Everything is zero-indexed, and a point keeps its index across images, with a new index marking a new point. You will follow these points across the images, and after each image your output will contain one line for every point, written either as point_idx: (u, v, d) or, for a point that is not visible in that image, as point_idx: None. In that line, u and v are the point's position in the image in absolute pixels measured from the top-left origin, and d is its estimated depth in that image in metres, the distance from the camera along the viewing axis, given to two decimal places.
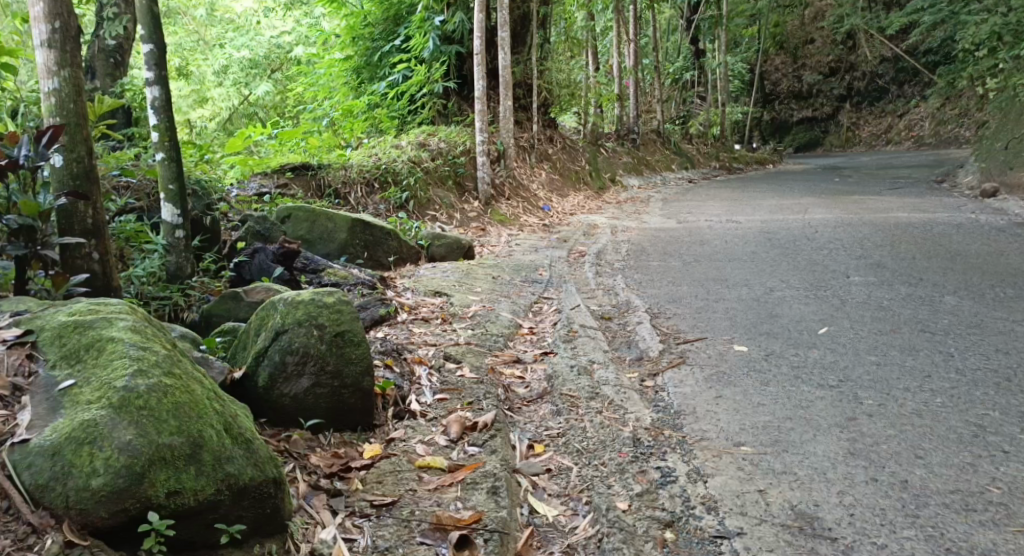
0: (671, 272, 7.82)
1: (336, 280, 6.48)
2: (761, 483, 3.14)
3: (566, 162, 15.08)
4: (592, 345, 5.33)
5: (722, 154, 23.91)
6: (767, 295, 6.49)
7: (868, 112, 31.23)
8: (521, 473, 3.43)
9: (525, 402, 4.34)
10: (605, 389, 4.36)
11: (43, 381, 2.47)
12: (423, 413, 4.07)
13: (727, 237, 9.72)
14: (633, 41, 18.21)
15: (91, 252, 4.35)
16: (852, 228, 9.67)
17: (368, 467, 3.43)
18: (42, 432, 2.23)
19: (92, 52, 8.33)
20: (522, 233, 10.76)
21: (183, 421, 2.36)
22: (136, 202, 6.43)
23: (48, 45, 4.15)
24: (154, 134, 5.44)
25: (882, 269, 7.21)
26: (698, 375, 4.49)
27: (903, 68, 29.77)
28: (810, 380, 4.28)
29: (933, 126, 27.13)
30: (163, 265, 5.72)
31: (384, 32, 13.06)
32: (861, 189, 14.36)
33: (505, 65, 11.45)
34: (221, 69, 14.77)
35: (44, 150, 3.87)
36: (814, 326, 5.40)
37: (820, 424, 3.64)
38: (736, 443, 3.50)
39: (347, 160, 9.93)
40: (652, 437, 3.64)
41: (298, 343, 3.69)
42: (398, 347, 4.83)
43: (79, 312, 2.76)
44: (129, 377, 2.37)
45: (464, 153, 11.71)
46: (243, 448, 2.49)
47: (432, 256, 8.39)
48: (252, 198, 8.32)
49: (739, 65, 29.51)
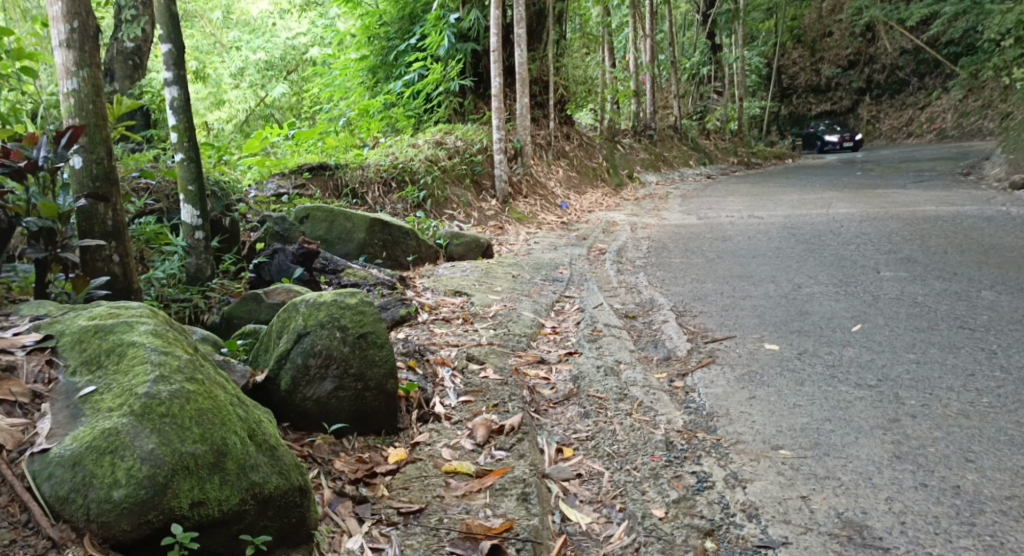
0: (693, 269, 7.70)
1: (356, 281, 6.42)
2: (804, 489, 3.02)
3: (583, 159, 14.99)
4: (617, 345, 5.21)
5: (741, 149, 23.67)
6: (796, 291, 6.35)
7: (889, 104, 30.71)
8: (550, 478, 3.33)
9: (551, 404, 4.24)
10: (634, 389, 4.26)
11: (64, 388, 2.40)
12: (447, 416, 3.99)
13: (749, 233, 9.58)
14: (649, 36, 18.06)
15: (111, 255, 4.31)
16: (878, 222, 9.51)
17: (394, 472, 3.36)
18: (62, 441, 2.15)
19: (111, 54, 8.31)
20: (541, 231, 10.67)
21: (207, 428, 2.28)
22: (156, 203, 6.41)
23: (67, 45, 4.11)
24: (173, 135, 5.40)
25: (913, 264, 7.06)
26: (728, 375, 4.38)
27: (924, 59, 29.20)
28: (847, 380, 4.16)
29: (957, 118, 26.32)
30: (183, 267, 5.68)
31: (399, 31, 13.00)
32: (885, 182, 14.16)
33: (522, 62, 11.35)
34: (238, 71, 14.85)
35: (64, 151, 3.82)
36: (846, 323, 5.27)
37: (861, 426, 3.53)
38: (774, 446, 3.39)
39: (363, 160, 9.88)
40: (686, 440, 3.54)
41: (321, 346, 3.63)
42: (421, 348, 4.75)
43: (99, 316, 2.69)
44: (152, 383, 2.30)
45: (481, 152, 11.64)
46: (267, 456, 2.42)
47: (451, 256, 8.31)
48: (270, 199, 8.30)
49: (756, 59, 29.34)
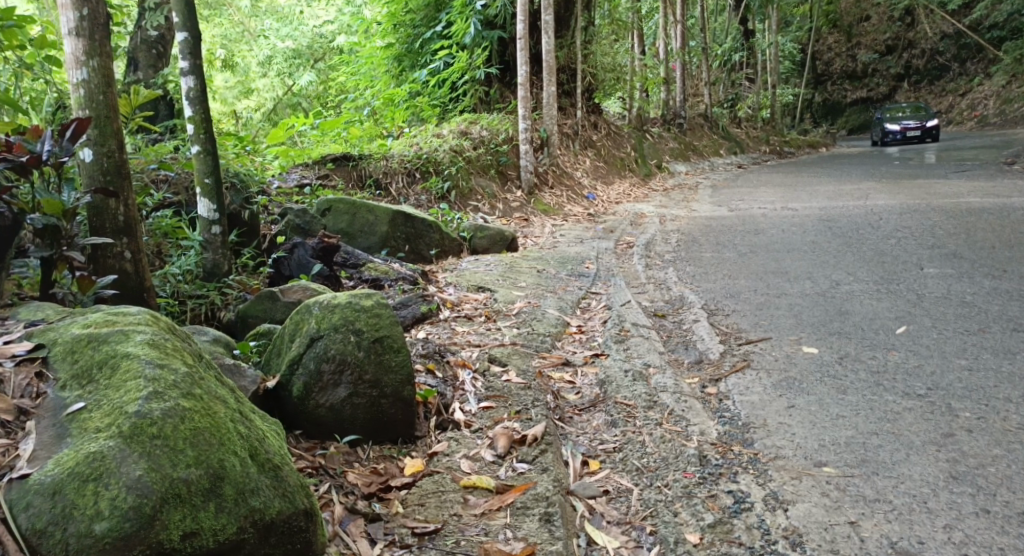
0: (725, 264, 7.42)
1: (376, 275, 6.25)
2: (852, 513, 2.79)
3: (611, 149, 14.73)
4: (646, 346, 4.98)
5: (773, 137, 23.21)
6: (834, 289, 6.07)
7: (928, 90, 29.77)
8: (575, 495, 3.11)
9: (576, 411, 4.03)
10: (664, 396, 4.02)
11: (52, 404, 2.24)
12: (467, 423, 3.79)
13: (783, 226, 9.27)
14: (681, 22, 17.65)
15: (122, 252, 4.18)
16: (919, 214, 9.15)
17: (410, 486, 3.18)
18: (43, 466, 1.98)
19: (134, 43, 8.19)
20: (567, 223, 10.45)
21: (202, 450, 2.11)
22: (174, 196, 6.25)
23: (76, 34, 3.96)
24: (189, 127, 5.25)
25: (958, 261, 6.72)
26: (765, 382, 4.12)
27: (966, 44, 28.19)
28: (893, 388, 3.89)
29: (999, 105, 25.26)
30: (200, 262, 5.53)
31: (425, 18, 12.73)
32: (924, 172, 13.70)
33: (549, 50, 11.09)
34: (266, 60, 14.79)
35: (69, 145, 3.68)
36: (890, 325, 4.98)
37: (912, 441, 3.28)
38: (817, 462, 3.15)
39: (388, 150, 9.71)
40: (721, 454, 3.31)
41: (334, 351, 3.45)
42: (440, 349, 4.56)
43: (94, 324, 2.53)
44: (143, 401, 2.12)
45: (506, 141, 11.44)
46: (270, 477, 2.25)
47: (474, 249, 8.12)
48: (293, 190, 8.17)
49: (790, 45, 28.71)
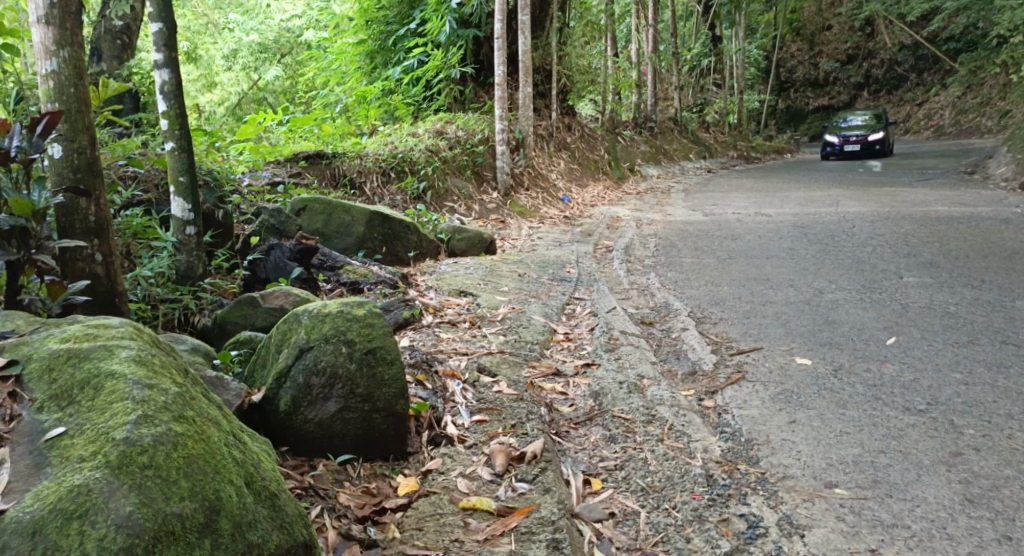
0: (706, 270, 7.35)
1: (355, 279, 6.06)
2: (871, 540, 2.70)
3: (585, 151, 14.63)
4: (638, 356, 4.84)
5: (740, 143, 23.33)
6: (819, 297, 6.01)
7: (887, 100, 30.22)
8: (580, 518, 2.98)
9: (572, 425, 3.90)
10: (661, 410, 3.89)
11: (28, 428, 2.03)
12: (461, 439, 3.63)
13: (760, 231, 9.25)
14: (652, 26, 17.62)
15: (93, 254, 3.95)
16: (892, 222, 9.20)
17: (405, 508, 3.01)
18: (21, 501, 1.78)
19: (98, 33, 7.86)
20: (544, 226, 10.33)
21: (197, 480, 1.93)
22: (143, 194, 5.98)
23: (46, 21, 3.72)
24: (163, 122, 5.01)
25: (936, 269, 6.73)
26: (762, 394, 4.00)
27: (923, 55, 28.98)
28: (893, 402, 3.79)
29: (955, 115, 25.84)
30: (173, 264, 5.30)
31: (398, 16, 12.48)
32: (891, 180, 13.85)
33: (525, 50, 10.93)
34: (231, 53, 14.40)
35: (39, 140, 3.45)
36: (880, 335, 4.90)
37: (921, 460, 3.20)
38: (827, 483, 3.06)
39: (362, 149, 9.49)
40: (727, 474, 3.19)
41: (324, 363, 3.28)
42: (428, 359, 4.39)
43: (74, 339, 2.33)
44: (132, 426, 1.94)
45: (482, 142, 11.26)
46: (268, 507, 2.08)
47: (452, 251, 7.94)
48: (264, 188, 7.90)
49: (756, 52, 28.93)
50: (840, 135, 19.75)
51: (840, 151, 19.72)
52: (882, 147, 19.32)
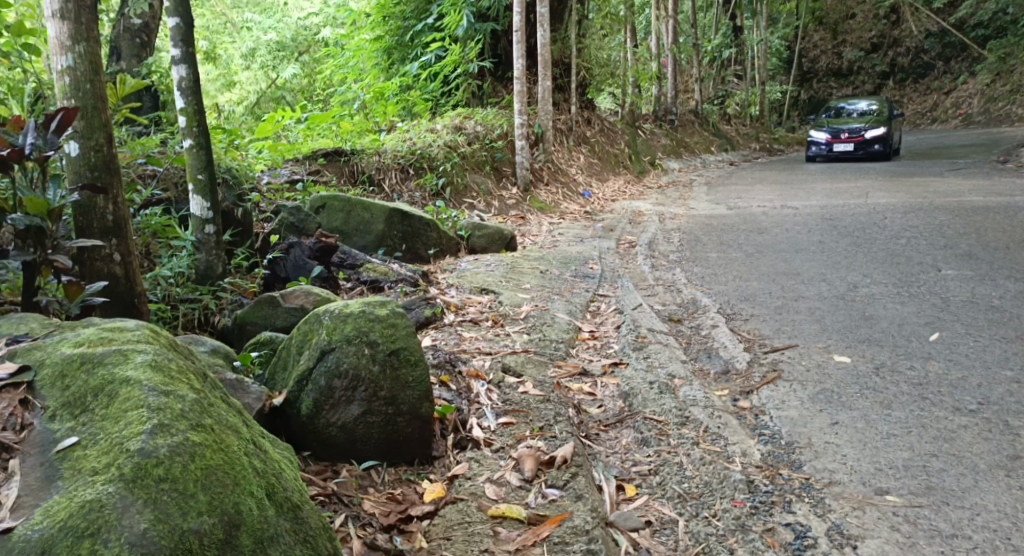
0: (734, 265, 7.19)
1: (375, 277, 5.95)
2: (930, 553, 2.55)
3: (605, 145, 14.44)
4: (667, 355, 4.70)
5: (763, 134, 23.00)
6: (853, 292, 5.83)
7: (913, 88, 29.55)
8: (615, 527, 2.85)
9: (602, 427, 3.76)
10: (695, 411, 3.74)
11: (39, 437, 1.93)
12: (487, 442, 3.51)
13: (786, 225, 9.05)
14: (672, 17, 17.36)
15: (111, 254, 3.88)
16: (924, 213, 8.96)
17: (432, 515, 2.90)
18: (30, 518, 1.68)
19: (117, 31, 7.81)
20: (564, 221, 10.17)
21: (217, 493, 1.83)
22: (162, 192, 5.91)
23: (60, 16, 3.63)
24: (181, 119, 4.93)
25: (975, 262, 6.52)
26: (800, 394, 3.84)
27: (950, 43, 28.37)
28: (942, 402, 3.62)
29: (984, 103, 25.27)
30: (192, 264, 5.22)
31: (415, 10, 12.34)
32: (921, 170, 13.53)
33: (545, 43, 10.74)
34: (249, 52, 14.35)
35: (54, 137, 3.36)
36: (921, 332, 4.72)
37: (976, 464, 3.04)
38: (877, 490, 2.90)
39: (380, 145, 9.39)
40: (768, 479, 3.06)
41: (347, 365, 3.18)
42: (452, 359, 4.28)
43: (87, 343, 2.23)
44: (147, 436, 1.83)
45: (501, 137, 11.10)
46: (291, 520, 2.00)
47: (472, 248, 7.81)
48: (284, 186, 7.83)
49: (778, 43, 28.56)
50: (832, 130, 16.00)
51: (829, 151, 15.94)
52: (883, 147, 15.45)
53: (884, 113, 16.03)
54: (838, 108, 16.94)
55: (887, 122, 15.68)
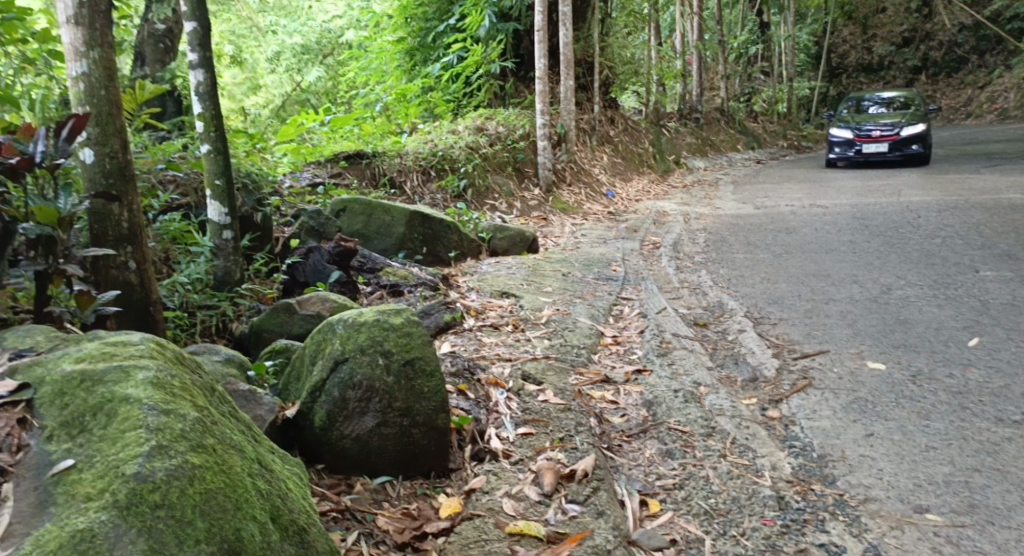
0: (761, 266, 7.01)
1: (395, 281, 5.88)
2: None
3: (629, 144, 14.28)
4: (692, 361, 4.56)
5: (790, 132, 22.68)
6: (886, 295, 5.64)
7: (947, 83, 28.87)
8: (638, 546, 2.74)
9: (625, 437, 3.65)
10: (722, 421, 3.61)
11: (36, 459, 1.87)
12: (506, 453, 3.40)
13: (815, 224, 8.85)
14: (698, 14, 17.13)
15: (126, 261, 3.84)
16: (959, 212, 8.71)
17: (448, 532, 2.80)
18: (20, 547, 1.61)
19: (141, 36, 7.80)
20: (588, 222, 10.04)
21: (215, 519, 1.74)
22: (181, 198, 5.87)
23: (75, 22, 3.58)
24: (198, 124, 4.88)
25: (1015, 262, 6.29)
26: (833, 403, 3.69)
27: (985, 36, 27.78)
28: (984, 412, 3.46)
29: (1020, 97, 24.66)
30: (211, 269, 5.17)
31: (437, 11, 12.30)
32: (954, 166, 13.21)
33: (568, 42, 10.61)
34: (274, 55, 14.35)
35: (65, 145, 3.32)
36: (960, 336, 4.54)
37: (1022, 480, 2.89)
38: (916, 508, 2.76)
39: (402, 147, 9.34)
40: (800, 495, 2.92)
41: (361, 376, 3.09)
42: (470, 366, 4.18)
43: (88, 359, 2.16)
44: (144, 459, 1.75)
45: (523, 138, 11.00)
46: (295, 545, 1.92)
47: (494, 250, 7.71)
48: (305, 189, 7.80)
49: (806, 38, 28.17)
50: (860, 128, 13.85)
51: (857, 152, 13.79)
52: (920, 149, 13.35)
53: (917, 110, 14.09)
54: (860, 103, 14.80)
55: (923, 120, 13.63)
